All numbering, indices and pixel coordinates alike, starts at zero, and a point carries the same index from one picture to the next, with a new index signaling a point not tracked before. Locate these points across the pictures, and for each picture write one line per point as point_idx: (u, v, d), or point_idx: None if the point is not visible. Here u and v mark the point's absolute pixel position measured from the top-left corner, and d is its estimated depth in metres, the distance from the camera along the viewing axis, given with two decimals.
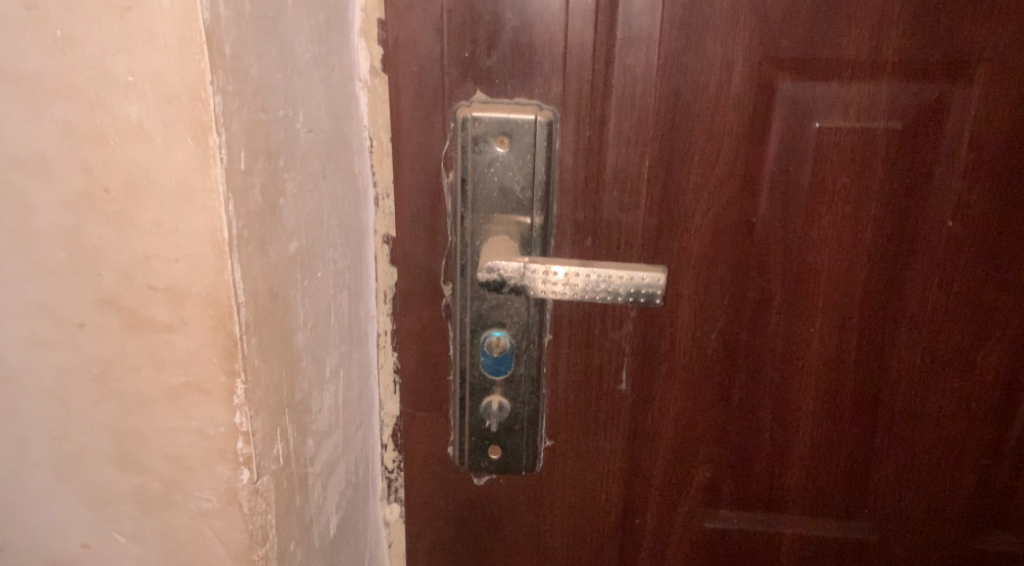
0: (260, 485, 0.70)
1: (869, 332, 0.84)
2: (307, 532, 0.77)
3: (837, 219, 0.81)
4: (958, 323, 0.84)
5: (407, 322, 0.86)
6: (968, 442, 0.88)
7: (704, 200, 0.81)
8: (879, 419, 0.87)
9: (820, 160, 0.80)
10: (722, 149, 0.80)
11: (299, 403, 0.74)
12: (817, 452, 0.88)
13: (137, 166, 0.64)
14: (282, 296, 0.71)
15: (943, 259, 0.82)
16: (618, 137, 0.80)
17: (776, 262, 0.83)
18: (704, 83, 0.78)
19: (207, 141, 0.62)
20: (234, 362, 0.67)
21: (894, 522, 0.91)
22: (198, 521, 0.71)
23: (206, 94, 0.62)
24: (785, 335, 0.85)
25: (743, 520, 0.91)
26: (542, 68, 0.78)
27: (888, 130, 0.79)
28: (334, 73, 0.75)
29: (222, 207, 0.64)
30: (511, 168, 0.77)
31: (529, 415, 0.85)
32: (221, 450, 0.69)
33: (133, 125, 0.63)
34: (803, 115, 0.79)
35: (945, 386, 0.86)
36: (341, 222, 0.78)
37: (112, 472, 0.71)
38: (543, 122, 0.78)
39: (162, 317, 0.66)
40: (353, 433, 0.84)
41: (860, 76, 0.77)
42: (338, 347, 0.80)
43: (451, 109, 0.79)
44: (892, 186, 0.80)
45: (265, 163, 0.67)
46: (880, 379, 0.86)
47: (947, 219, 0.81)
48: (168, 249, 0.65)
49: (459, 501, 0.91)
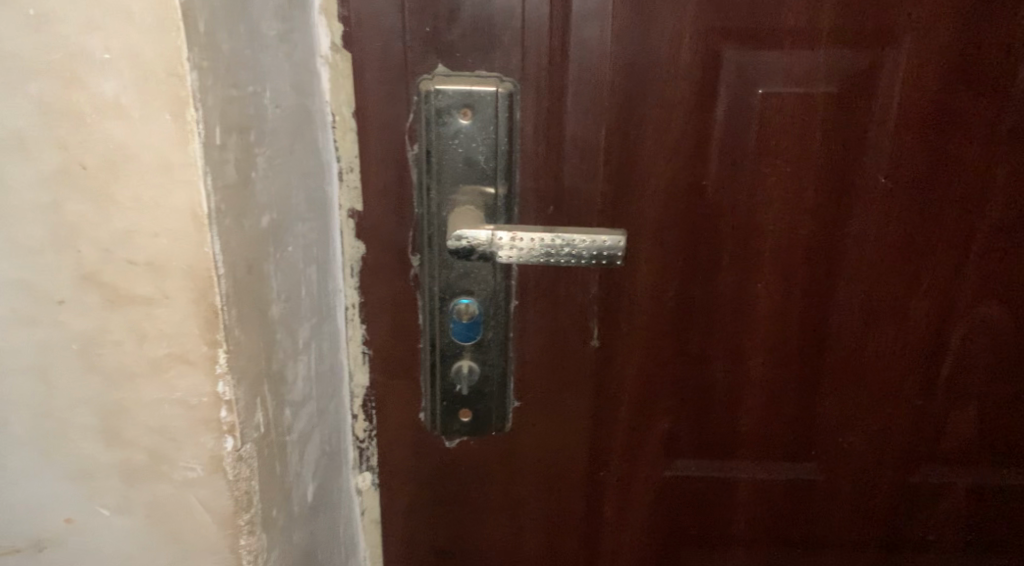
0: (244, 452, 0.74)
1: (812, 284, 0.89)
2: (287, 498, 0.81)
3: (782, 180, 0.85)
4: (892, 274, 0.89)
5: (375, 294, 0.89)
6: (904, 384, 0.93)
7: (659, 164, 0.84)
8: (822, 367, 0.92)
9: (765, 125, 0.83)
10: (674, 116, 0.83)
11: (275, 373, 0.78)
12: (766, 401, 0.93)
13: (115, 142, 0.65)
14: (257, 268, 0.73)
15: (878, 214, 0.87)
16: (576, 108, 0.82)
17: (727, 224, 0.86)
18: (655, 54, 0.81)
19: (185, 117, 0.64)
20: (215, 332, 0.69)
21: (839, 464, 0.95)
22: (183, 490, 0.74)
23: (184, 70, 0.63)
24: (734, 292, 0.89)
25: (701, 469, 0.95)
26: (501, 42, 0.80)
27: (826, 96, 0.83)
28: (298, 50, 0.77)
29: (202, 180, 0.65)
30: (475, 139, 0.80)
31: (497, 377, 0.88)
32: (205, 420, 0.72)
33: (110, 103, 0.64)
34: (749, 82, 0.82)
35: (882, 333, 0.91)
36: (308, 197, 0.81)
37: (96, 445, 0.73)
38: (504, 93, 0.80)
39: (143, 291, 0.68)
40: (326, 403, 0.88)
41: (801, 44, 0.81)
42: (310, 319, 0.83)
43: (415, 82, 0.82)
44: (830, 147, 0.84)
45: (239, 138, 0.69)
46: (822, 328, 0.90)
47: (881, 176, 0.86)
48: (148, 224, 0.67)
49: (431, 466, 0.94)
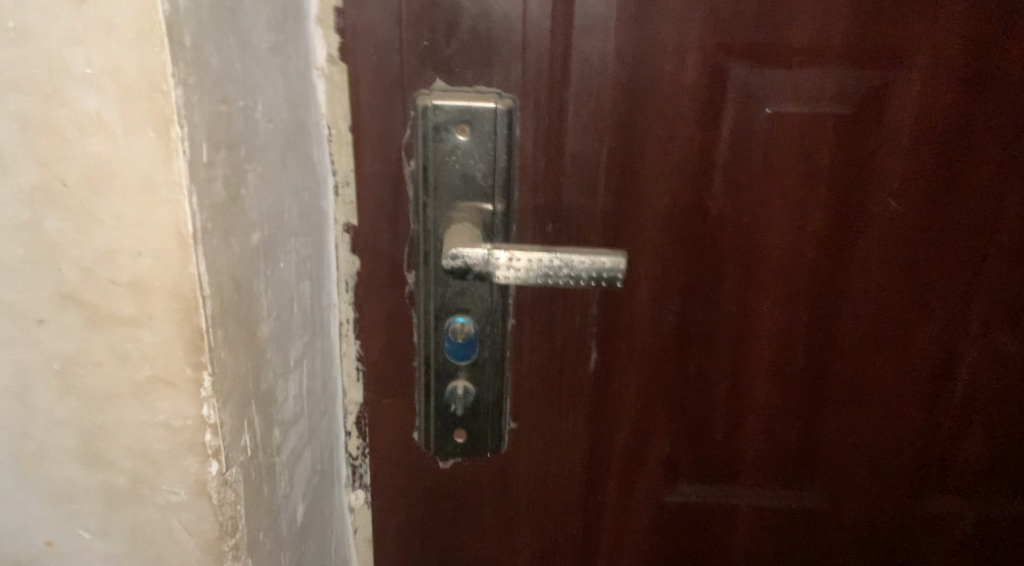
0: (230, 476, 0.72)
1: (817, 307, 0.86)
2: (275, 520, 0.78)
3: (787, 201, 0.83)
4: (900, 298, 0.86)
5: (369, 310, 0.86)
6: (911, 411, 0.90)
7: (661, 183, 0.82)
8: (827, 393, 0.89)
9: (771, 144, 0.81)
10: (678, 134, 0.81)
11: (264, 394, 0.76)
12: (768, 426, 0.90)
13: (96, 159, 0.63)
14: (246, 287, 0.71)
15: (887, 237, 0.84)
16: (577, 124, 0.80)
17: (730, 244, 0.84)
18: (659, 70, 0.79)
19: (169, 134, 0.62)
20: (200, 355, 0.67)
21: (842, 492, 0.93)
22: (166, 514, 0.72)
23: (167, 86, 0.61)
24: (737, 314, 0.86)
25: (699, 493, 0.93)
26: (501, 56, 0.78)
27: (834, 116, 0.80)
28: (292, 62, 0.75)
29: (186, 200, 0.63)
30: (473, 156, 0.78)
31: (493, 398, 0.86)
32: (189, 444, 0.70)
33: (92, 119, 0.62)
34: (755, 100, 0.80)
35: (889, 359, 0.88)
36: (302, 212, 0.79)
37: (76, 468, 0.72)
38: (503, 110, 0.78)
39: (125, 312, 0.67)
40: (318, 421, 0.85)
41: (809, 62, 0.79)
42: (302, 336, 0.81)
43: (412, 96, 0.79)
44: (838, 168, 0.82)
45: (227, 154, 0.67)
46: (827, 353, 0.88)
47: (889, 198, 0.83)
48: (130, 244, 0.65)
49: (425, 485, 0.92)
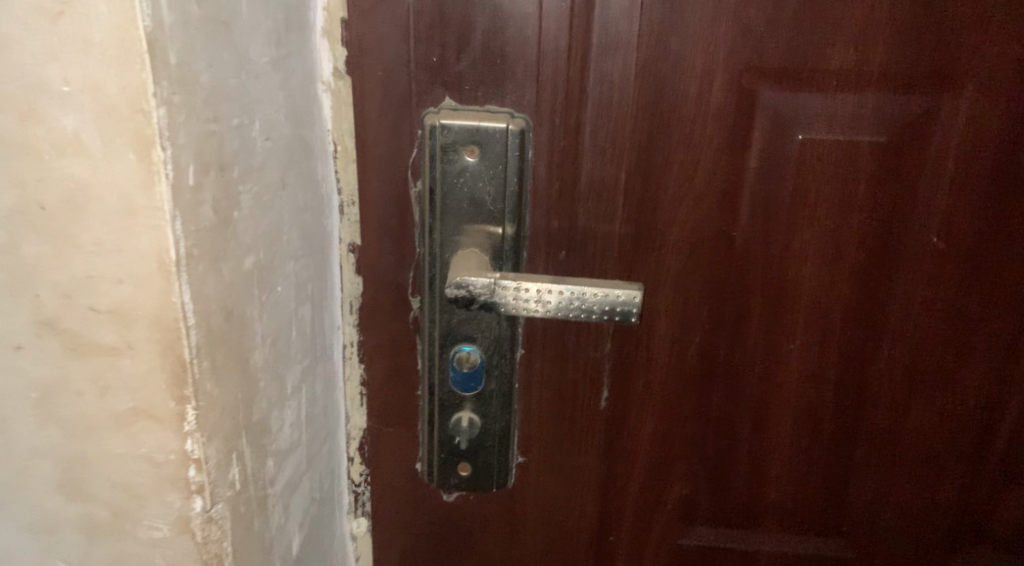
0: (215, 513, 0.68)
1: (849, 347, 0.81)
2: (267, 555, 0.75)
3: (819, 234, 0.78)
4: (941, 339, 0.81)
5: (373, 335, 0.83)
6: (950, 459, 0.85)
7: (683, 212, 0.77)
8: (859, 437, 0.84)
9: (803, 173, 0.76)
10: (702, 160, 0.76)
11: (257, 424, 0.72)
12: (793, 470, 0.85)
13: (75, 181, 0.59)
14: (237, 315, 0.67)
15: (927, 275, 0.79)
16: (594, 147, 0.75)
17: (756, 278, 0.79)
18: (683, 92, 0.74)
19: (151, 157, 0.58)
20: (184, 388, 0.64)
21: (872, 541, 0.88)
22: (148, 550, 0.69)
23: (149, 106, 0.57)
24: (763, 352, 0.81)
25: (718, 537, 0.88)
26: (514, 74, 0.74)
27: (873, 145, 0.75)
28: (295, 76, 0.71)
29: (169, 226, 0.59)
30: (482, 178, 0.74)
31: (500, 430, 0.82)
32: (172, 478, 0.66)
33: (70, 139, 0.58)
34: (786, 126, 0.75)
35: (926, 403, 0.83)
36: (303, 232, 0.75)
37: (56, 499, 0.68)
38: (515, 130, 0.74)
39: (106, 340, 0.63)
40: (317, 449, 0.81)
41: (846, 87, 0.74)
42: (301, 361, 0.77)
43: (419, 115, 0.75)
44: (876, 200, 0.77)
45: (217, 176, 0.63)
46: (859, 395, 0.83)
47: (931, 235, 0.78)
48: (110, 270, 0.61)
49: (427, 517, 0.88)
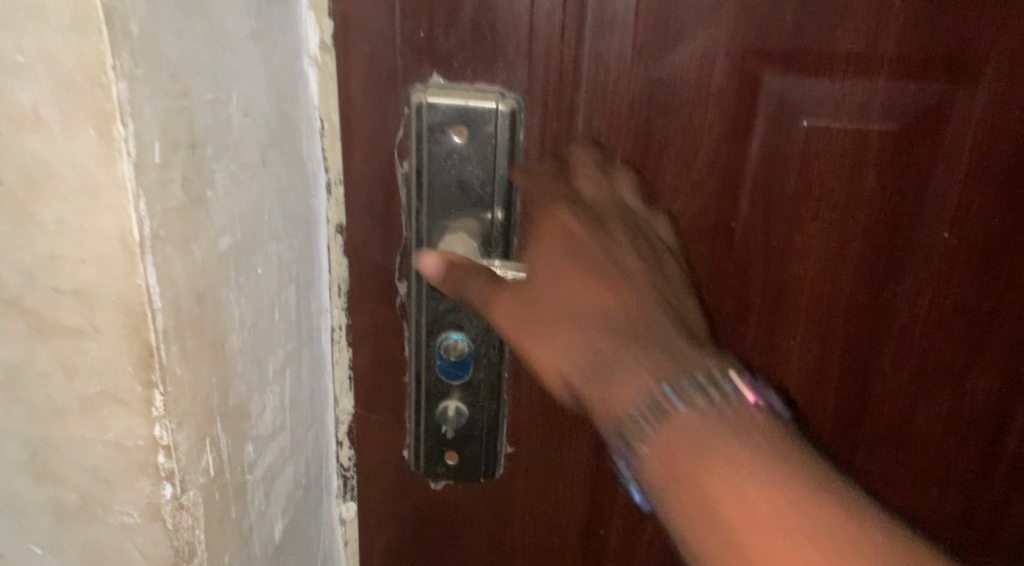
0: (186, 500, 0.65)
1: (853, 345, 0.80)
2: (246, 542, 0.72)
3: (825, 228, 0.76)
4: (949, 338, 0.80)
5: (361, 319, 0.80)
6: (958, 459, 0.84)
7: (681, 201, 0.75)
8: (862, 436, 0.83)
9: (807, 163, 0.74)
10: (702, 147, 0.73)
11: (235, 409, 0.69)
12: None
13: (34, 157, 0.57)
14: (212, 298, 0.64)
15: (937, 273, 0.78)
16: (588, 131, 0.73)
17: (755, 271, 0.77)
18: (683, 74, 0.71)
19: (112, 133, 0.56)
20: (151, 372, 0.61)
21: None
22: (119, 535, 0.67)
23: (108, 80, 0.55)
24: (763, 348, 0.80)
25: None
26: (505, 53, 0.71)
27: (882, 133, 0.73)
28: (277, 50, 0.68)
29: (132, 205, 0.57)
30: (470, 160, 0.71)
31: (488, 421, 0.80)
32: (142, 464, 0.64)
33: (28, 114, 0.56)
34: (791, 112, 0.72)
35: (933, 403, 0.82)
36: (285, 212, 0.71)
37: (25, 482, 0.67)
38: (505, 111, 0.71)
39: (72, 322, 0.61)
40: (303, 433, 0.79)
41: (856, 72, 0.71)
42: (285, 345, 0.74)
43: (405, 93, 0.72)
44: (887, 194, 0.75)
45: (187, 154, 0.60)
46: (863, 395, 0.81)
47: (942, 229, 0.76)
48: (73, 250, 0.59)
49: (415, 504, 0.86)
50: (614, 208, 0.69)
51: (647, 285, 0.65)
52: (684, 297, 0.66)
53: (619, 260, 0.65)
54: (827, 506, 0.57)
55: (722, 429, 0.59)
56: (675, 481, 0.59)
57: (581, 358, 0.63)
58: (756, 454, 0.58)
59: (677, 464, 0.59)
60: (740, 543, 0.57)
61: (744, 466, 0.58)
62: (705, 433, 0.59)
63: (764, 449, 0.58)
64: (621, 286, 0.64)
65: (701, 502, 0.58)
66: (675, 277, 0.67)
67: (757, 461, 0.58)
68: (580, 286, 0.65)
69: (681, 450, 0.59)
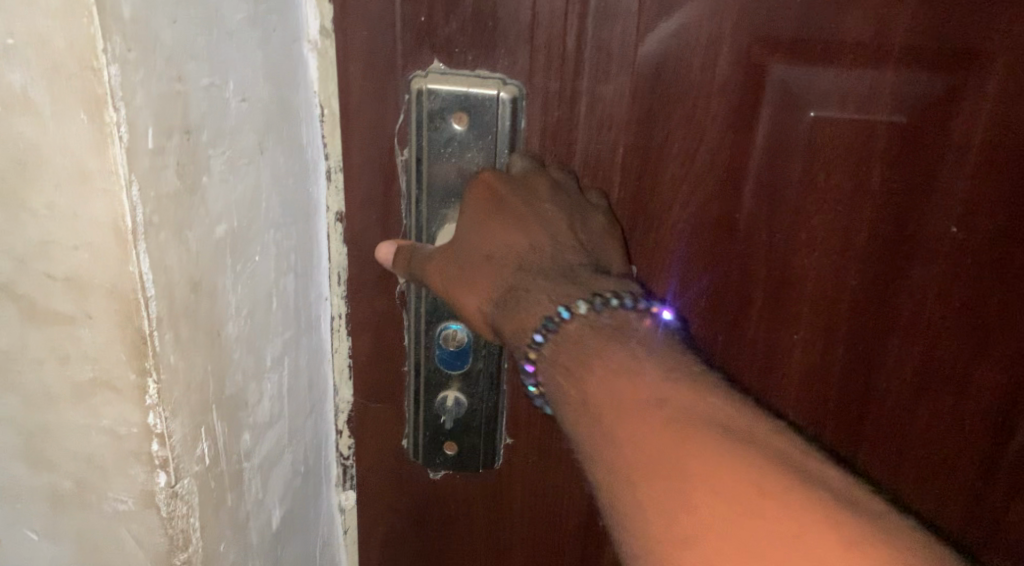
0: (181, 488, 0.65)
1: (856, 341, 0.79)
2: (241, 531, 0.71)
3: (829, 220, 0.75)
4: (954, 337, 0.79)
5: (360, 308, 0.79)
6: (962, 461, 0.83)
7: (683, 192, 0.74)
8: (864, 433, 0.82)
9: (811, 154, 0.73)
10: (706, 137, 0.73)
11: (230, 398, 0.68)
12: None
13: (25, 141, 0.56)
14: (206, 286, 0.63)
15: (944, 269, 0.76)
16: (590, 119, 0.72)
17: (758, 263, 0.77)
18: (687, 63, 0.71)
19: (103, 118, 0.55)
20: (144, 360, 0.60)
21: None
22: (113, 523, 0.66)
23: (98, 64, 0.54)
24: (764, 341, 0.79)
25: None
26: (506, 39, 0.70)
27: (889, 125, 0.72)
28: (275, 35, 0.67)
29: (125, 192, 0.56)
30: (470, 148, 0.71)
31: (487, 411, 0.80)
32: (135, 452, 0.63)
33: (19, 98, 0.55)
34: (797, 102, 0.72)
35: (937, 402, 0.81)
36: (283, 200, 0.70)
37: (19, 468, 0.66)
38: (507, 98, 0.71)
39: (65, 309, 0.60)
40: (302, 422, 0.78)
41: (863, 62, 0.71)
42: (282, 333, 0.73)
43: (406, 79, 0.72)
44: (892, 187, 0.74)
45: (182, 140, 0.59)
46: (865, 391, 0.81)
47: (951, 225, 0.75)
48: (65, 235, 0.58)
49: (414, 493, 0.86)
50: (539, 174, 0.71)
51: (562, 231, 0.69)
52: (602, 239, 0.71)
53: (540, 210, 0.70)
54: (785, 481, 0.56)
55: (700, 432, 0.58)
56: (650, 481, 0.58)
57: (497, 292, 0.69)
58: (718, 432, 0.58)
59: (617, 427, 0.60)
60: (720, 547, 0.55)
61: (702, 440, 0.58)
62: (611, 357, 0.63)
63: (706, 416, 0.59)
64: (536, 235, 0.69)
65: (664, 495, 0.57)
66: (599, 226, 0.72)
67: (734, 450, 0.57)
68: (498, 239, 0.69)
69: (660, 453, 0.58)
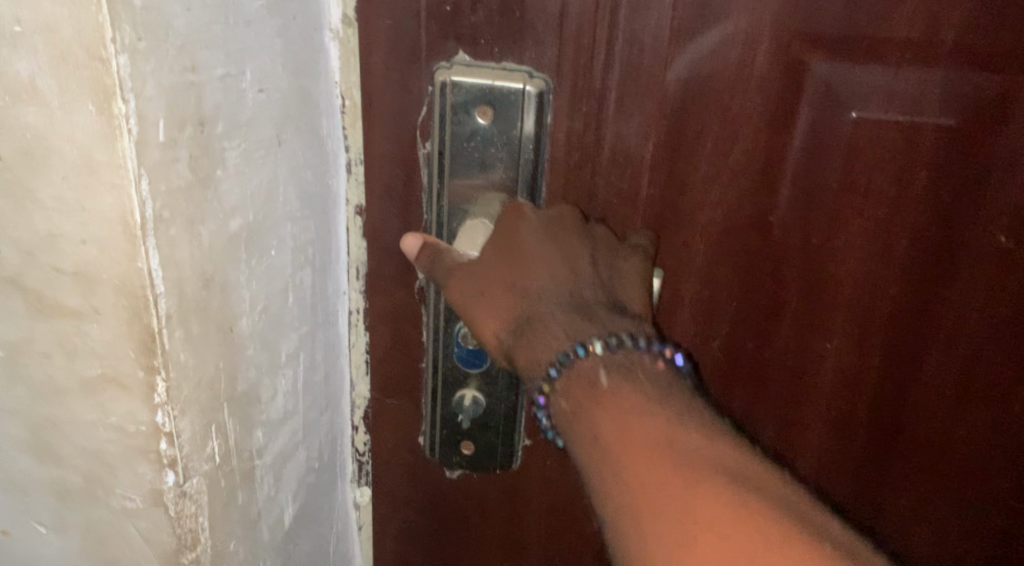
0: (189, 487, 0.63)
1: (893, 351, 0.76)
2: (252, 529, 0.69)
3: (869, 225, 0.72)
4: (996, 350, 0.76)
5: (378, 303, 0.77)
6: (998, 476, 0.81)
7: (715, 192, 0.72)
8: (897, 445, 0.80)
9: (852, 155, 0.70)
10: (740, 136, 0.70)
11: (243, 395, 0.66)
12: (822, 474, 0.81)
13: (32, 131, 0.54)
14: (219, 281, 0.61)
15: (988, 281, 0.74)
16: (619, 115, 0.70)
17: (793, 267, 0.74)
18: (722, 59, 0.68)
19: (112, 109, 0.53)
20: (153, 357, 0.58)
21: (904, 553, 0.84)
22: (120, 519, 0.65)
23: (106, 54, 0.52)
24: (796, 349, 0.77)
25: None
26: (534, 31, 0.67)
27: (936, 128, 0.69)
28: (296, 23, 0.64)
29: (133, 185, 0.54)
30: (494, 143, 0.68)
31: (505, 412, 0.78)
32: (142, 449, 0.61)
33: (26, 86, 0.53)
34: (839, 101, 0.69)
35: (974, 416, 0.78)
36: (302, 192, 0.68)
37: (27, 460, 0.65)
38: (533, 92, 0.68)
39: (73, 303, 0.58)
40: (317, 417, 0.76)
41: (910, 61, 0.68)
42: (299, 328, 0.71)
43: (430, 70, 0.69)
44: (937, 194, 0.71)
45: (194, 132, 0.57)
46: (900, 403, 0.78)
47: (998, 237, 0.72)
48: (73, 228, 0.56)
49: (430, 491, 0.84)
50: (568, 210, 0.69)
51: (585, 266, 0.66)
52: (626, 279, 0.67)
53: (563, 240, 0.67)
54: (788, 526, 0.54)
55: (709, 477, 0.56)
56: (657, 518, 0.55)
57: (513, 318, 0.65)
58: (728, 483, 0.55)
59: (617, 462, 0.57)
60: None
61: (703, 484, 0.55)
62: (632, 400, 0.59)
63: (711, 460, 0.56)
64: (558, 265, 0.65)
65: (655, 539, 0.54)
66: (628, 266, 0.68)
67: (730, 490, 0.55)
68: (518, 263, 0.65)
69: (668, 492, 0.55)
